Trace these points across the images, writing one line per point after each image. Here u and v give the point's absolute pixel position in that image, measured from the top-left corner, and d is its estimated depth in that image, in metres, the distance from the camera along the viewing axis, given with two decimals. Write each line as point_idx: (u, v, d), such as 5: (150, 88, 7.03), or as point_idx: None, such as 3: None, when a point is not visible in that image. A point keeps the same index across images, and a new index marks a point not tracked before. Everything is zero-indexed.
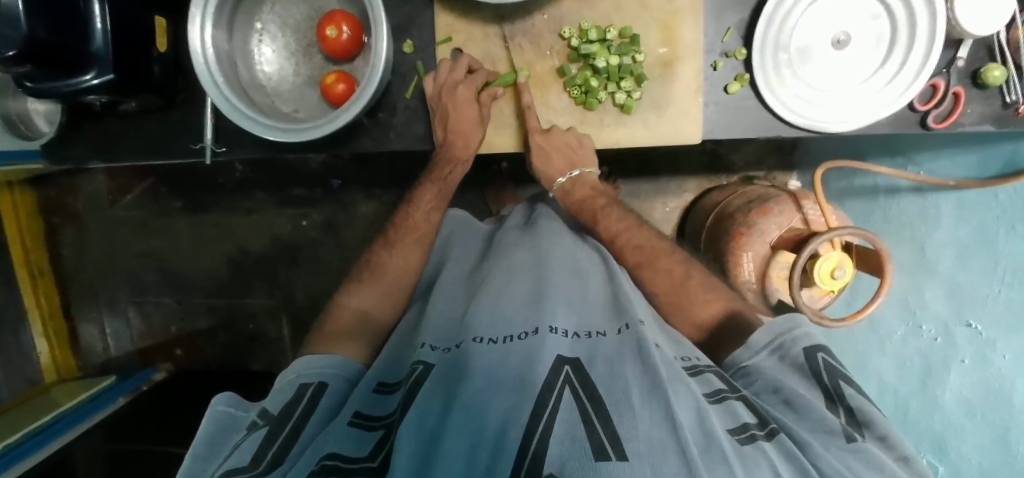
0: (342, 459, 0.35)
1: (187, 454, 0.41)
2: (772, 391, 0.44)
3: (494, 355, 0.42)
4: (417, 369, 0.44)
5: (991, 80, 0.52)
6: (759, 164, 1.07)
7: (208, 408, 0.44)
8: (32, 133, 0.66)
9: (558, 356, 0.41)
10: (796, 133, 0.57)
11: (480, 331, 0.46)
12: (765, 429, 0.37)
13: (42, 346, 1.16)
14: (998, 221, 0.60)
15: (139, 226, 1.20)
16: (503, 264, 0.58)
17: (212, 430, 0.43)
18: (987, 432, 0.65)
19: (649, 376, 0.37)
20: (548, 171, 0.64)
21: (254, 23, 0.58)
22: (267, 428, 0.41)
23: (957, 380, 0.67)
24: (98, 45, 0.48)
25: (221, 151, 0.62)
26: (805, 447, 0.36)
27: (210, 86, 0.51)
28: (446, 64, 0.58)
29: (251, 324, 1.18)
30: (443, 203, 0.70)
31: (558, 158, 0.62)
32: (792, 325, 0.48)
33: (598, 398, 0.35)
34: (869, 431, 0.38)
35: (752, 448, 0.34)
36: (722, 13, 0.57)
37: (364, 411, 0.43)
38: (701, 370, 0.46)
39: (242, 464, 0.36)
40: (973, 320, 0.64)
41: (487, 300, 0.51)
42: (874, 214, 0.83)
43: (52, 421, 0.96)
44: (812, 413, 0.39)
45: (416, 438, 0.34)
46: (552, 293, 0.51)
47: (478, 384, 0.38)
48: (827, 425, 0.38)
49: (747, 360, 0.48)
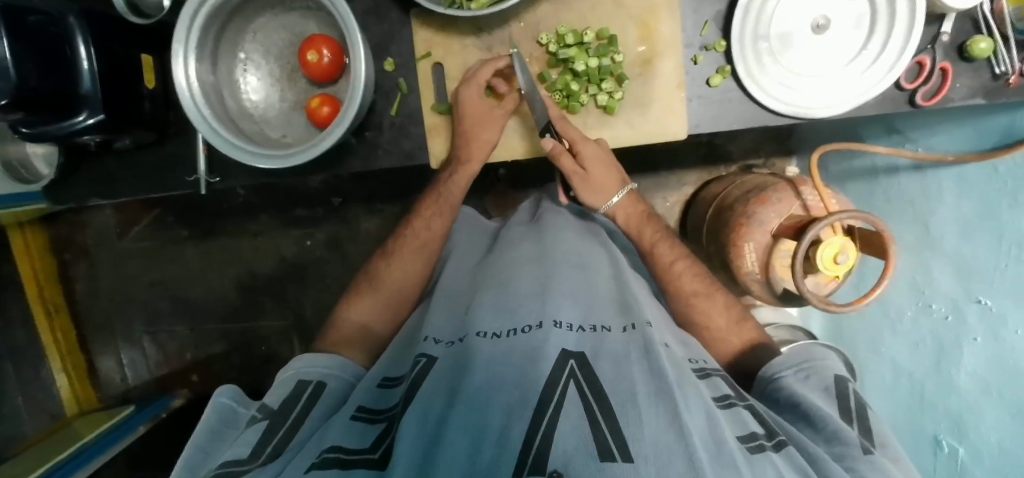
0: (343, 450, 0.36)
1: (190, 442, 0.42)
2: (791, 406, 0.45)
3: (498, 348, 0.42)
4: (421, 362, 0.45)
5: (978, 53, 0.51)
6: (758, 151, 1.06)
7: (210, 400, 0.46)
8: (32, 176, 0.68)
9: (562, 350, 0.41)
10: (783, 121, 0.57)
11: (484, 324, 0.46)
12: (773, 441, 0.37)
13: (61, 380, 1.17)
14: (1001, 191, 0.57)
15: (148, 256, 1.22)
16: (508, 258, 0.59)
17: (213, 423, 0.44)
18: (1004, 411, 0.59)
19: (655, 379, 0.37)
20: (598, 187, 0.61)
21: (238, 53, 0.59)
22: (266, 422, 0.43)
23: (971, 359, 0.63)
24: (88, 87, 0.49)
25: (215, 181, 0.63)
26: (814, 460, 0.37)
27: (197, 120, 0.52)
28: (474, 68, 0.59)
29: (264, 347, 1.20)
30: (448, 210, 0.68)
31: (602, 169, 0.60)
32: (821, 355, 0.51)
33: (603, 396, 0.35)
34: (883, 450, 0.40)
35: (761, 457, 0.33)
36: (698, 7, 0.57)
37: (367, 405, 0.44)
38: (709, 373, 0.46)
39: (242, 456, 0.38)
40: (983, 295, 0.60)
41: (492, 294, 0.51)
42: (876, 194, 0.82)
43: (76, 451, 0.96)
44: (828, 426, 0.40)
45: (418, 428, 0.35)
46: (556, 289, 0.50)
47: (479, 380, 0.38)
48: (842, 437, 0.39)
49: (775, 374, 0.50)
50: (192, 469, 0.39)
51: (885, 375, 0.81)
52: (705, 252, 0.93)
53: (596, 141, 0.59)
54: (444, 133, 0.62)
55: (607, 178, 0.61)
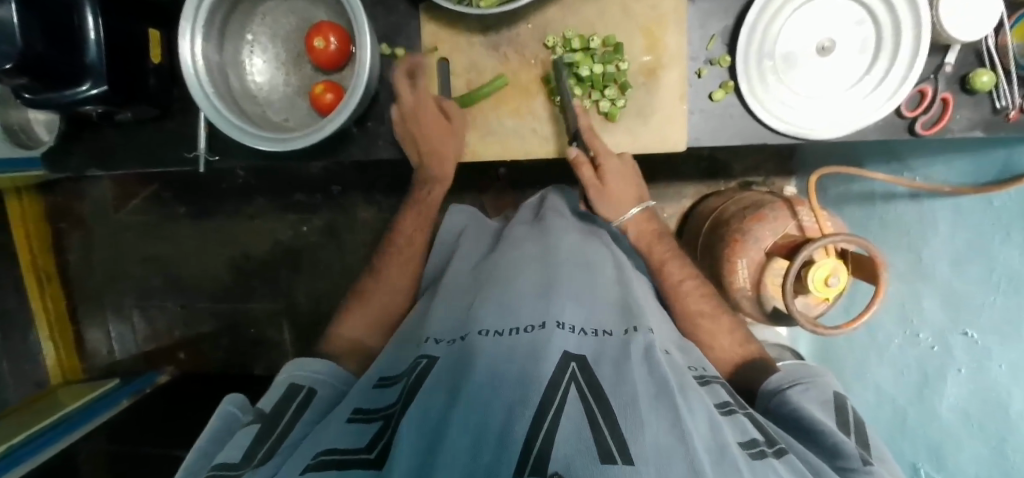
0: (341, 452, 0.36)
1: (192, 449, 0.44)
2: (792, 419, 0.45)
3: (500, 348, 0.42)
4: (421, 362, 0.45)
5: (979, 86, 0.52)
6: (758, 169, 1.07)
7: (218, 408, 0.48)
8: (32, 142, 0.68)
9: (564, 352, 0.41)
10: (783, 140, 0.57)
11: (486, 323, 0.46)
12: (774, 447, 0.37)
13: (47, 349, 1.19)
14: (995, 226, 0.58)
15: (143, 231, 1.22)
16: (512, 257, 0.59)
17: (217, 430, 0.46)
18: (987, 442, 0.60)
19: (657, 383, 0.37)
20: (614, 200, 0.60)
21: (245, 34, 0.59)
22: (259, 424, 0.43)
23: (956, 387, 0.64)
24: (93, 57, 0.49)
25: (214, 159, 0.63)
26: (815, 469, 0.37)
27: (200, 98, 0.52)
28: (463, 76, 0.61)
29: (252, 330, 1.20)
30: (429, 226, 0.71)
31: (624, 184, 0.59)
32: (817, 372, 0.52)
33: (604, 398, 0.35)
34: (882, 464, 0.40)
35: (762, 463, 0.33)
36: (705, 21, 0.57)
37: (363, 406, 0.44)
38: (709, 380, 0.46)
39: (234, 460, 0.39)
40: (970, 329, 0.61)
41: (493, 294, 0.51)
42: (872, 219, 0.82)
43: (58, 422, 0.97)
44: (828, 439, 0.41)
45: (417, 431, 0.35)
46: (559, 290, 0.51)
47: (481, 378, 0.37)
48: (842, 450, 0.40)
49: (776, 388, 0.50)
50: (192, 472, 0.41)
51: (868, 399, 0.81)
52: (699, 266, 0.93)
53: (620, 155, 0.59)
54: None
55: (625, 192, 0.60)
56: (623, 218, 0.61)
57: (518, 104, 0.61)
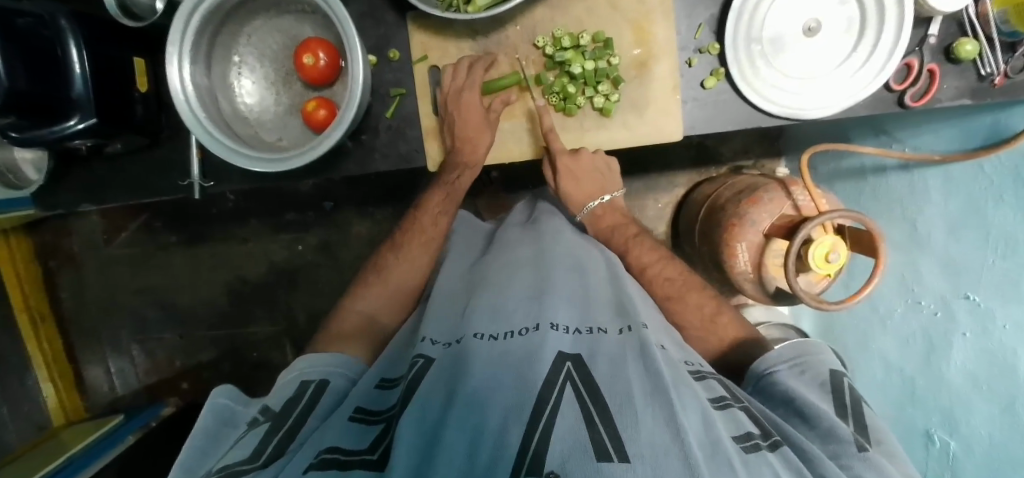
0: (342, 451, 0.35)
1: (187, 441, 0.42)
2: (785, 401, 0.45)
3: (494, 350, 0.42)
4: (419, 362, 0.44)
5: (964, 55, 0.53)
6: (747, 152, 1.08)
7: (208, 401, 0.46)
8: (20, 182, 0.67)
9: (559, 352, 0.41)
10: (775, 122, 0.58)
11: (480, 327, 0.46)
12: (769, 440, 0.37)
13: (47, 390, 1.15)
14: (986, 192, 0.58)
15: (136, 262, 1.20)
16: (504, 262, 0.58)
17: (208, 423, 0.44)
18: (992, 405, 0.60)
19: (651, 380, 0.37)
20: (578, 196, 0.66)
21: (232, 56, 0.59)
22: (269, 424, 0.42)
23: (961, 352, 0.64)
24: (80, 90, 0.49)
25: (209, 185, 0.62)
26: (810, 461, 0.37)
27: (192, 123, 0.52)
28: (449, 72, 0.60)
29: (255, 353, 1.18)
30: (452, 207, 0.69)
31: (587, 181, 0.65)
32: (816, 348, 0.51)
33: (598, 397, 0.35)
34: (877, 446, 0.40)
35: (756, 457, 0.34)
36: (692, 11, 0.58)
37: (365, 406, 0.44)
38: (704, 376, 0.46)
39: (241, 458, 0.37)
40: (972, 292, 0.61)
41: (487, 297, 0.51)
42: (865, 193, 0.83)
43: (65, 463, 0.94)
44: (823, 422, 0.41)
45: (415, 431, 0.34)
46: (553, 291, 0.50)
47: (475, 382, 0.37)
48: (838, 435, 0.40)
49: (768, 368, 0.49)
50: (189, 469, 0.39)
51: (875, 370, 0.82)
52: (699, 252, 0.94)
53: (572, 153, 0.61)
54: (436, 135, 0.62)
55: (580, 188, 0.65)
56: (584, 212, 0.68)
57: (516, 106, 0.62)
